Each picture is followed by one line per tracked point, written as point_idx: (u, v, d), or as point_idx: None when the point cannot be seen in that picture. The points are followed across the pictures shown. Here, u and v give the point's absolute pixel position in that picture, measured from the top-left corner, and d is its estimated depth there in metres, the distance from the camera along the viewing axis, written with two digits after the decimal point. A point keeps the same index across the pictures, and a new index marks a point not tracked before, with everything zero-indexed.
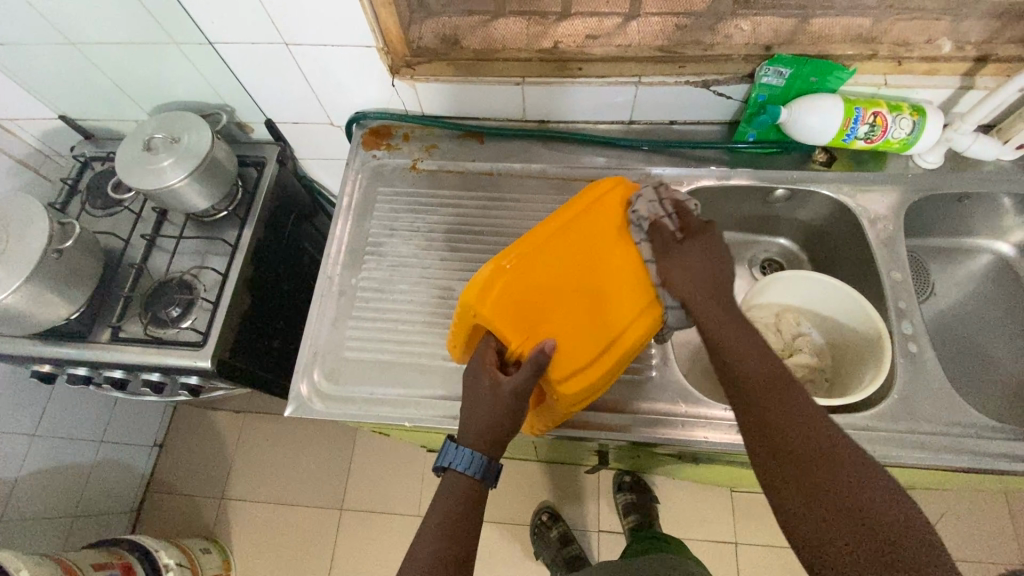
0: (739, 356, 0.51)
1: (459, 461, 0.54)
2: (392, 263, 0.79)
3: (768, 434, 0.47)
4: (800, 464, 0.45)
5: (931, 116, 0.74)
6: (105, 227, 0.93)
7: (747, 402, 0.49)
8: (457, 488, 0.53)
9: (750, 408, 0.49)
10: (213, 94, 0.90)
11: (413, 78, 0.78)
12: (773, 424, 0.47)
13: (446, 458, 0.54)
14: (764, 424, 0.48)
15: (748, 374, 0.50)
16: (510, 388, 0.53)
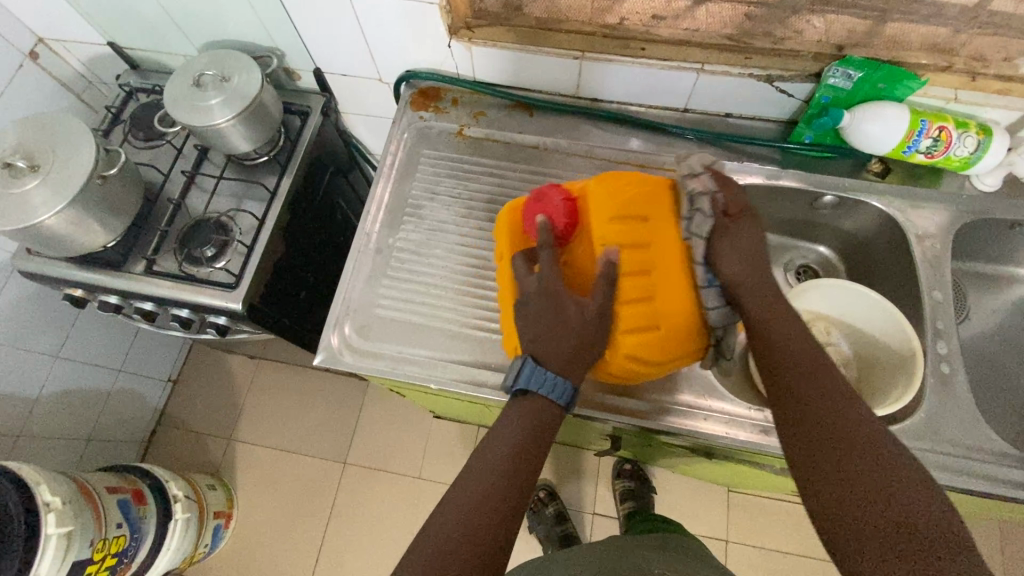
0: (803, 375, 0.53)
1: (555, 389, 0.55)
2: (430, 227, 0.78)
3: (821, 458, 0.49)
4: (824, 441, 0.49)
5: (997, 137, 0.72)
6: (146, 159, 0.93)
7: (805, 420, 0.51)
8: (526, 409, 0.55)
9: (785, 388, 0.53)
10: (265, 36, 0.88)
11: (471, 41, 0.77)
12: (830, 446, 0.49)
13: (533, 384, 0.55)
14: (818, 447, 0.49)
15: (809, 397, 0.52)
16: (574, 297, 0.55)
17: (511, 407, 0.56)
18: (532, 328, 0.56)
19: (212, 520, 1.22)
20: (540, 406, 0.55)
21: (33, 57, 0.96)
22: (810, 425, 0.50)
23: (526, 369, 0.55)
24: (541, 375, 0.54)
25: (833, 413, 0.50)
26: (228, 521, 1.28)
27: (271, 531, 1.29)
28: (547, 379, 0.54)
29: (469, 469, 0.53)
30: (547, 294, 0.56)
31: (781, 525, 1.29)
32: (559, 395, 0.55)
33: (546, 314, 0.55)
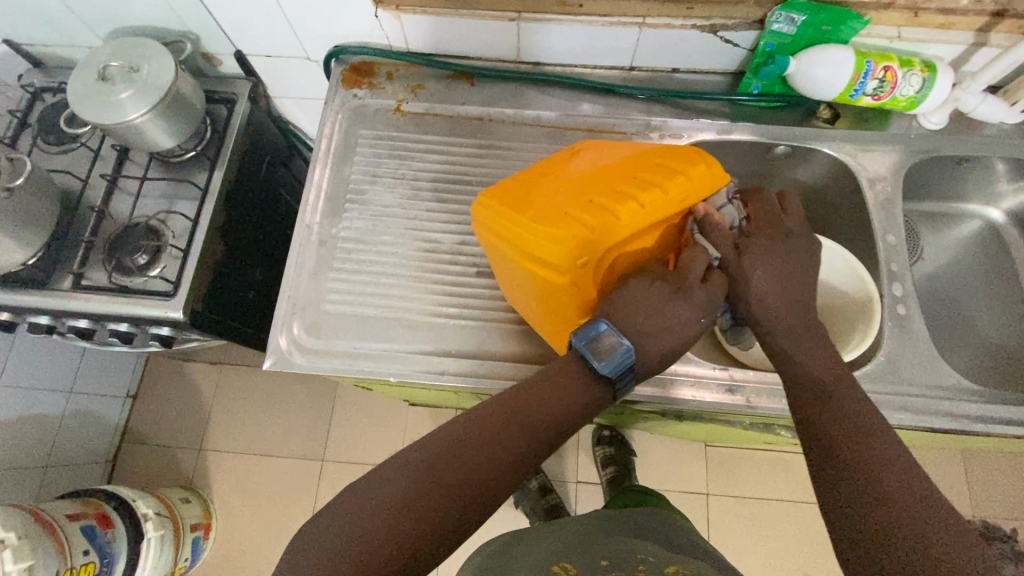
0: (820, 377, 0.55)
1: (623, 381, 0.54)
2: (375, 213, 0.74)
3: (824, 444, 0.51)
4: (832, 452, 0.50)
5: (942, 73, 0.71)
6: (61, 166, 0.86)
7: (815, 414, 0.53)
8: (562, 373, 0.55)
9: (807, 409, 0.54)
10: (174, 19, 0.80)
11: (399, 8, 0.72)
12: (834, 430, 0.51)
13: (619, 369, 0.52)
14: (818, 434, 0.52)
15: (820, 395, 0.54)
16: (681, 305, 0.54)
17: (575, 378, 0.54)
18: (664, 316, 0.53)
19: (190, 534, 1.18)
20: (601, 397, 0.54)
21: None
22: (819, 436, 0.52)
23: (621, 352, 0.52)
24: (629, 369, 0.53)
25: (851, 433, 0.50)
26: (207, 532, 1.24)
27: (254, 537, 1.27)
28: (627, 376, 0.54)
29: (491, 416, 0.52)
30: (701, 304, 0.54)
31: (758, 473, 1.33)
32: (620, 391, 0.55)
33: (681, 323, 0.54)
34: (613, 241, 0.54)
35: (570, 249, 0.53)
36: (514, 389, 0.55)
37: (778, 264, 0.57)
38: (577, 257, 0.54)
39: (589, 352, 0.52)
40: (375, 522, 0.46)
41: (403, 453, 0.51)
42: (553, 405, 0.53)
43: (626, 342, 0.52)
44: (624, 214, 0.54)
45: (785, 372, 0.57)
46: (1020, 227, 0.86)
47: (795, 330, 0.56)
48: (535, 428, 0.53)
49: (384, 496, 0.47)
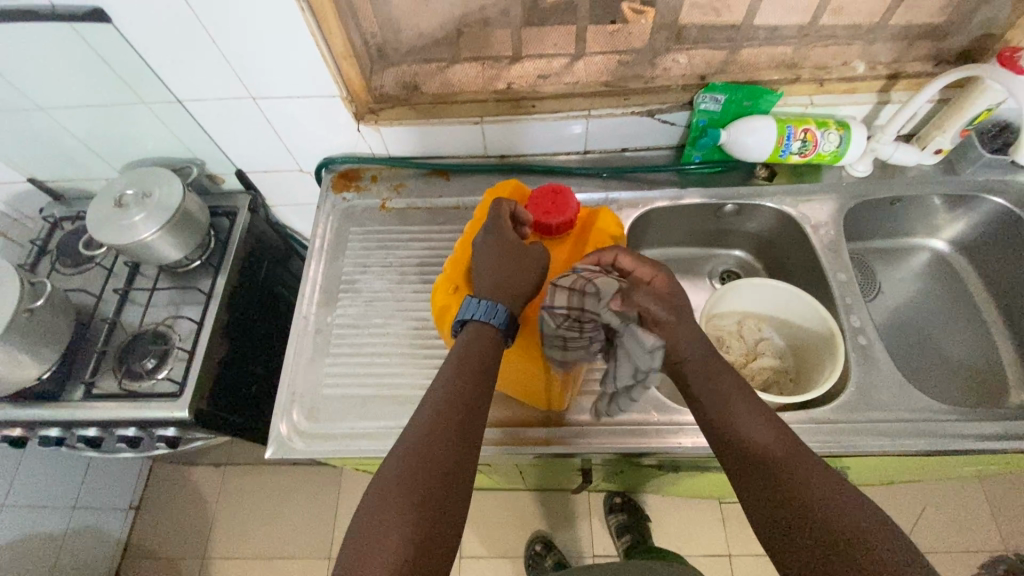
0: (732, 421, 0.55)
1: (492, 313, 0.57)
2: (367, 299, 0.81)
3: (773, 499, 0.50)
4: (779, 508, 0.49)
5: (856, 130, 0.81)
6: (76, 284, 0.93)
7: (736, 451, 0.53)
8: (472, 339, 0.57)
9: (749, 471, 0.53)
10: (183, 149, 0.91)
11: (377, 123, 0.83)
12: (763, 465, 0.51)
13: (474, 310, 0.58)
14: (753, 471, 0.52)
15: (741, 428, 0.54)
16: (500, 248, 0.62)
17: (464, 338, 0.58)
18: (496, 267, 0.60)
19: None
20: (485, 333, 0.57)
21: None
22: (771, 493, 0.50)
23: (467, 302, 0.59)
24: (479, 301, 0.58)
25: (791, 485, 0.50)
26: None
27: None
28: (490, 305, 0.58)
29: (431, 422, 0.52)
30: (503, 231, 0.63)
31: None
32: (496, 320, 0.57)
33: (506, 249, 0.61)
34: (464, 264, 0.67)
35: (442, 286, 0.67)
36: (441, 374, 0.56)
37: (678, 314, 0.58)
38: (450, 288, 0.66)
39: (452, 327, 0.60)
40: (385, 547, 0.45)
41: (370, 498, 0.48)
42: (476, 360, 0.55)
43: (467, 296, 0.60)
44: (460, 249, 0.69)
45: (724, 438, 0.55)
46: (965, 253, 0.92)
47: (699, 368, 0.58)
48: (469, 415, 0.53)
49: (386, 523, 0.46)
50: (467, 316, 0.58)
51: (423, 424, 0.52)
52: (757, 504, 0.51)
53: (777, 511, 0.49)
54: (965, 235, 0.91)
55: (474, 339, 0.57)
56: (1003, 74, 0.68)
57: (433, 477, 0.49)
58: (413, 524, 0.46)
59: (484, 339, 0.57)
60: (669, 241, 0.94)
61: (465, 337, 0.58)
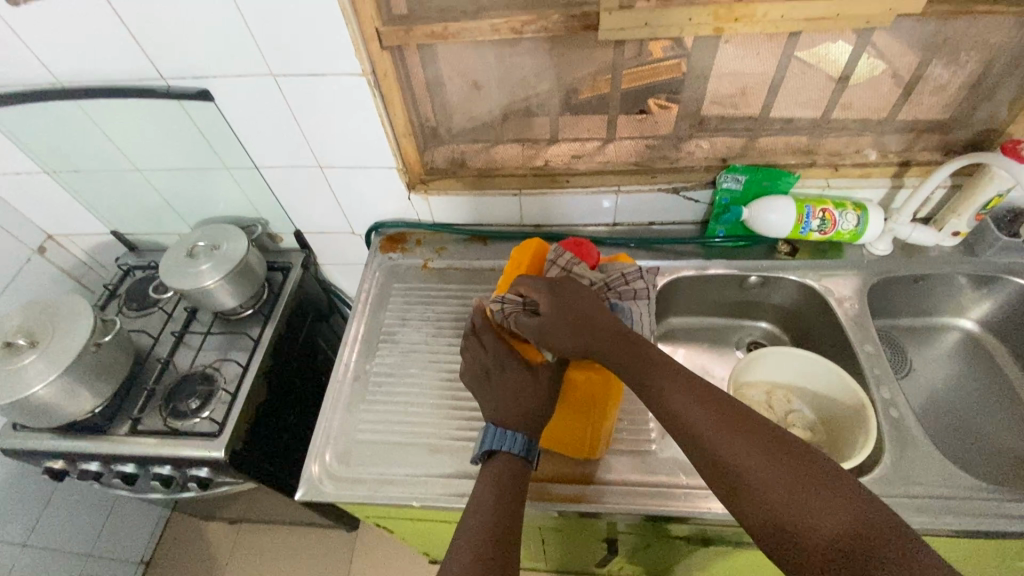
0: (680, 400, 0.54)
1: (511, 442, 0.61)
2: (404, 349, 0.85)
3: (752, 497, 0.48)
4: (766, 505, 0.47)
5: (872, 211, 0.86)
6: (138, 326, 1.00)
7: (687, 440, 0.52)
8: (497, 471, 0.60)
9: (714, 463, 0.50)
10: (251, 210, 1.02)
11: (427, 192, 0.93)
12: (728, 464, 0.50)
13: (492, 441, 0.61)
14: (723, 471, 0.50)
15: (694, 422, 0.52)
16: (501, 377, 0.63)
17: (493, 463, 0.61)
18: (504, 391, 0.62)
19: None
20: (505, 463, 0.60)
21: (41, 251, 1.07)
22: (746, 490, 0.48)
23: (486, 431, 0.62)
24: (501, 431, 0.61)
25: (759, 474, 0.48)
26: None
27: None
28: (505, 434, 0.61)
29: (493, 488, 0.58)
30: (498, 360, 0.64)
31: None
32: (517, 448, 0.61)
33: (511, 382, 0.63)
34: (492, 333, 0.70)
35: None
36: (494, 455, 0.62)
37: (584, 306, 0.60)
38: None
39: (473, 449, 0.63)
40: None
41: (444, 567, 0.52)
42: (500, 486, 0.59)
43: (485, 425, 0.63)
44: None
45: (683, 435, 0.53)
46: (994, 334, 0.92)
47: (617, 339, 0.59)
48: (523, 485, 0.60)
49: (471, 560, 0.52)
50: (490, 447, 0.61)
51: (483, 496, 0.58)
52: (728, 495, 0.49)
53: (754, 505, 0.47)
54: (994, 316, 0.91)
55: (494, 466, 0.61)
56: (1004, 160, 0.74)
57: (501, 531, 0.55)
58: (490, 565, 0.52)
59: (513, 469, 0.60)
60: (695, 309, 0.97)
61: (489, 471, 0.61)
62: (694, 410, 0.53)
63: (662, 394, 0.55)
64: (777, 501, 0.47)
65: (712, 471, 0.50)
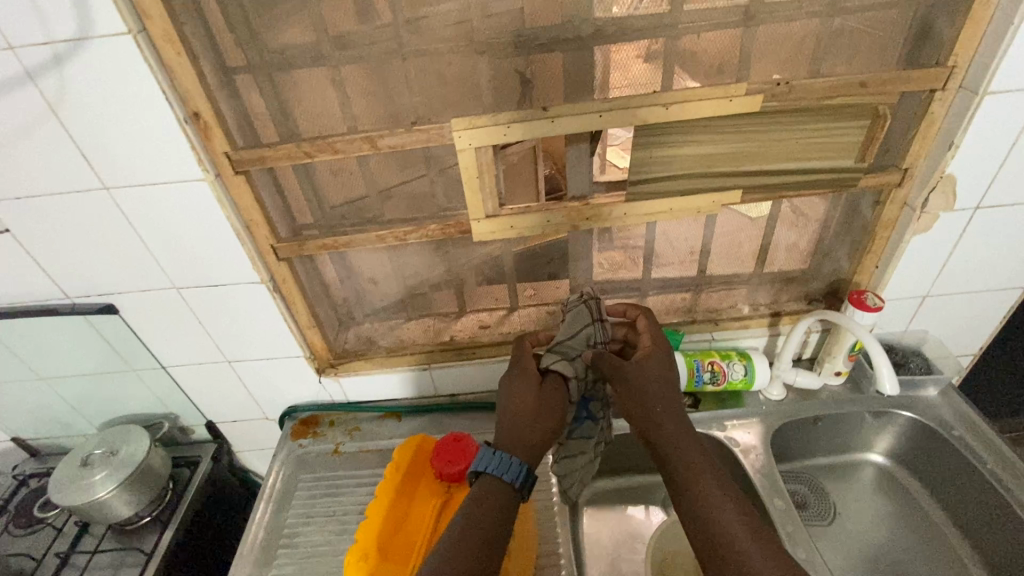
0: (688, 453, 0.68)
1: (509, 469, 0.68)
2: (304, 555, 0.79)
3: (716, 538, 0.61)
4: (723, 547, 0.60)
5: (757, 359, 0.92)
6: (21, 546, 0.91)
7: (680, 480, 0.66)
8: (487, 496, 0.67)
9: (693, 504, 0.64)
10: (160, 407, 1.00)
11: (337, 374, 0.95)
12: (719, 520, 0.62)
13: (494, 466, 0.68)
14: (699, 510, 0.63)
15: (693, 470, 0.66)
16: (522, 391, 0.76)
17: (483, 488, 0.67)
18: (516, 399, 0.75)
19: None
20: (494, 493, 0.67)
21: None
22: (711, 533, 0.62)
23: (481, 452, 0.70)
24: (499, 456, 0.69)
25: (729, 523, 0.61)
26: None
27: None
28: (501, 460, 0.68)
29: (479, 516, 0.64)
30: (529, 377, 0.78)
31: None
32: (510, 475, 0.68)
33: (528, 399, 0.75)
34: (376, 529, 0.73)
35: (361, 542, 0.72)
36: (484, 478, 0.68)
37: (655, 386, 0.73)
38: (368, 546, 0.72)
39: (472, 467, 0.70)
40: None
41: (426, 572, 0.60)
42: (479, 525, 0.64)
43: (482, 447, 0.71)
44: (373, 507, 0.75)
45: (678, 473, 0.67)
46: (904, 466, 0.94)
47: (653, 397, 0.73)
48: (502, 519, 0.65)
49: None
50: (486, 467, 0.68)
51: (465, 518, 0.64)
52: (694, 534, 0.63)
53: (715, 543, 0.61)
54: (897, 450, 0.93)
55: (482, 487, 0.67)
56: (848, 317, 0.83)
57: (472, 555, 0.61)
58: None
59: (496, 493, 0.67)
60: (616, 468, 0.96)
61: (476, 489, 0.68)
62: (708, 479, 0.66)
63: (673, 444, 0.69)
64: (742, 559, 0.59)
65: (690, 508, 0.64)
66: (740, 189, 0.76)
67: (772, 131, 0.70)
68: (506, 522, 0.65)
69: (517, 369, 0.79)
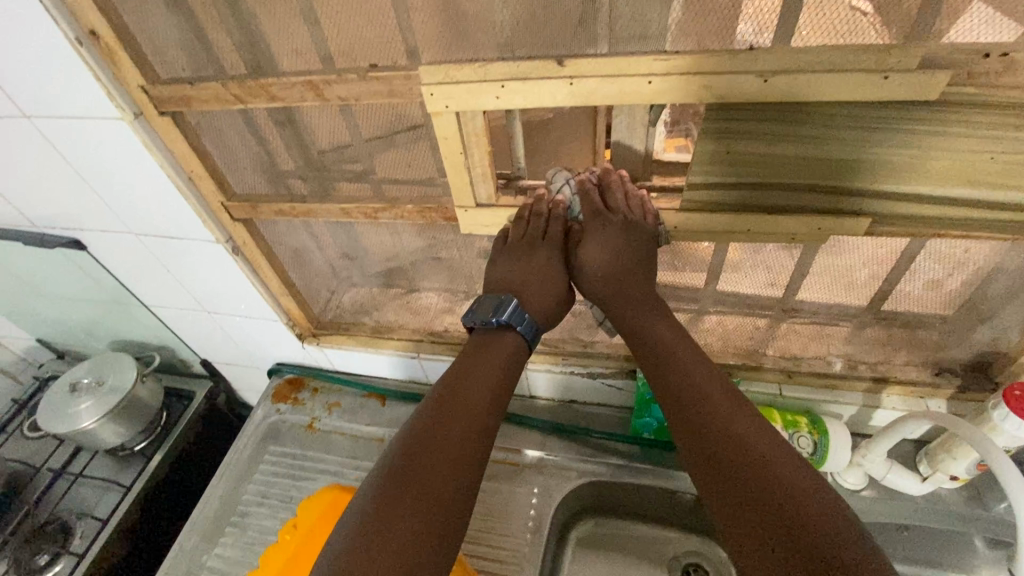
0: (691, 367, 0.54)
1: (520, 321, 0.58)
2: (250, 539, 0.74)
3: (726, 461, 0.47)
4: (731, 476, 0.46)
5: (835, 436, 0.67)
6: (28, 451, 0.96)
7: (678, 405, 0.52)
8: (468, 377, 0.55)
9: (696, 431, 0.50)
10: (156, 340, 0.96)
11: (318, 344, 0.84)
12: (734, 443, 0.48)
13: (507, 315, 0.58)
14: (706, 434, 0.49)
15: (696, 384, 0.53)
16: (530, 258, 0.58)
17: (476, 348, 0.58)
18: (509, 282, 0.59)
19: None
20: (507, 340, 0.58)
21: None
22: (717, 461, 0.47)
23: (502, 301, 0.58)
24: (518, 307, 0.58)
25: (756, 444, 0.47)
26: None
27: None
28: (520, 312, 0.58)
29: (455, 405, 0.53)
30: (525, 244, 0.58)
31: None
32: (524, 329, 0.58)
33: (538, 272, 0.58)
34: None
35: None
36: (460, 367, 0.56)
37: (632, 264, 0.56)
38: None
39: (475, 316, 0.59)
40: (399, 512, 0.45)
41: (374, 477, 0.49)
42: (487, 369, 0.55)
43: (502, 295, 0.59)
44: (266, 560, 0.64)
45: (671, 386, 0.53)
46: None
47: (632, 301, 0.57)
48: (482, 412, 0.53)
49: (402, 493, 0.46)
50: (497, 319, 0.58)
51: (433, 412, 0.53)
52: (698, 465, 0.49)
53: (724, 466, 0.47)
54: None
55: (483, 338, 0.59)
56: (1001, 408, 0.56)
57: (438, 458, 0.49)
58: (420, 499, 0.46)
59: (490, 357, 0.57)
60: (618, 512, 0.80)
61: (471, 344, 0.59)
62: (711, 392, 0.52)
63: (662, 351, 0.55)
64: (771, 486, 0.44)
65: (689, 433, 0.50)
66: (870, 216, 0.48)
67: (955, 134, 0.41)
68: (515, 373, 0.57)
69: (513, 242, 0.58)
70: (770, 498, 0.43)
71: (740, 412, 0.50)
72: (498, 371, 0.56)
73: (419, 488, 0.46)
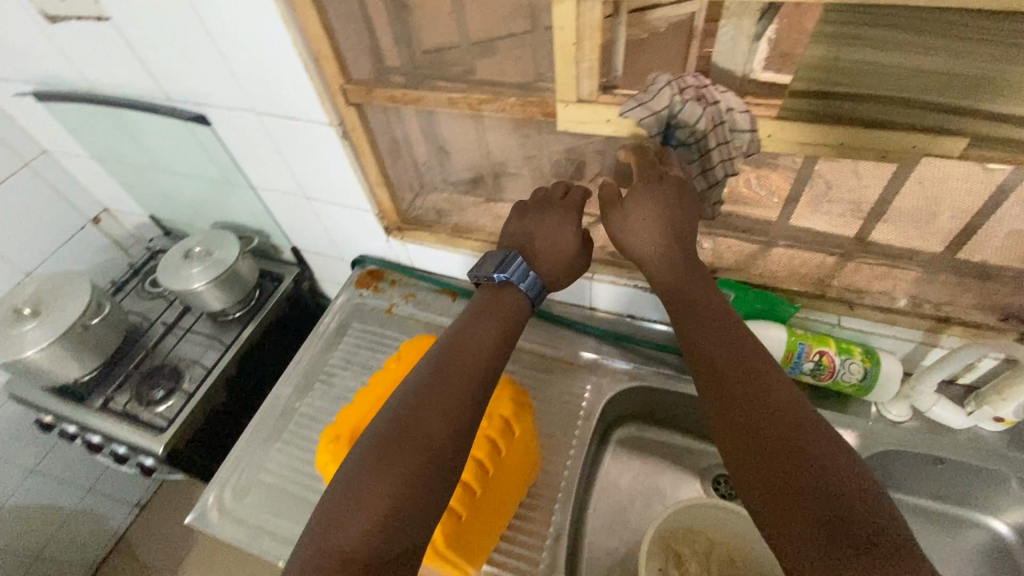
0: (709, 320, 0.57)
1: (523, 279, 0.65)
2: (336, 394, 0.84)
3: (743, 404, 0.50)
4: (749, 412, 0.49)
5: (886, 365, 0.71)
6: (143, 307, 1.10)
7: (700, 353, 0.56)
8: (478, 326, 0.61)
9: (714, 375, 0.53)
10: (255, 223, 1.07)
11: (402, 238, 0.91)
12: (753, 384, 0.51)
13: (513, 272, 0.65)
14: (726, 379, 0.52)
15: (710, 335, 0.56)
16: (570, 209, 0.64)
17: (485, 302, 0.64)
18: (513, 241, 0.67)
19: None
20: (514, 296, 0.65)
21: (95, 221, 1.21)
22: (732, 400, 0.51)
23: (505, 260, 0.65)
24: (521, 264, 0.65)
25: (770, 390, 0.50)
26: None
27: None
28: (524, 270, 0.65)
29: (461, 352, 0.59)
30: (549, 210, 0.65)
31: None
32: (528, 288, 0.65)
33: (556, 231, 0.65)
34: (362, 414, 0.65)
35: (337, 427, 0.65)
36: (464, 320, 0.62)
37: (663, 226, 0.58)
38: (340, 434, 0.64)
39: (480, 272, 0.66)
40: (418, 433, 0.51)
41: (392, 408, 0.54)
42: (496, 319, 0.62)
43: (508, 253, 0.66)
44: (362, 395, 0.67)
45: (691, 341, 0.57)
46: None
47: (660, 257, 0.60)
48: (486, 355, 0.59)
49: (420, 418, 0.52)
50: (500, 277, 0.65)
51: (442, 355, 0.58)
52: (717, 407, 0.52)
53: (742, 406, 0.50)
54: None
55: (488, 293, 0.65)
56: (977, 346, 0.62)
57: (448, 391, 0.55)
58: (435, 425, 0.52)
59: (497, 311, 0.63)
60: (662, 420, 0.86)
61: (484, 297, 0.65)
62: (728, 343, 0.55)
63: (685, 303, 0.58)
64: (789, 424, 0.47)
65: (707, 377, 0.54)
66: (971, 136, 0.49)
67: None
68: (515, 323, 0.63)
69: (537, 201, 0.67)
70: (776, 432, 0.46)
71: (755, 359, 0.53)
72: (499, 319, 0.62)
73: (432, 415, 0.52)
